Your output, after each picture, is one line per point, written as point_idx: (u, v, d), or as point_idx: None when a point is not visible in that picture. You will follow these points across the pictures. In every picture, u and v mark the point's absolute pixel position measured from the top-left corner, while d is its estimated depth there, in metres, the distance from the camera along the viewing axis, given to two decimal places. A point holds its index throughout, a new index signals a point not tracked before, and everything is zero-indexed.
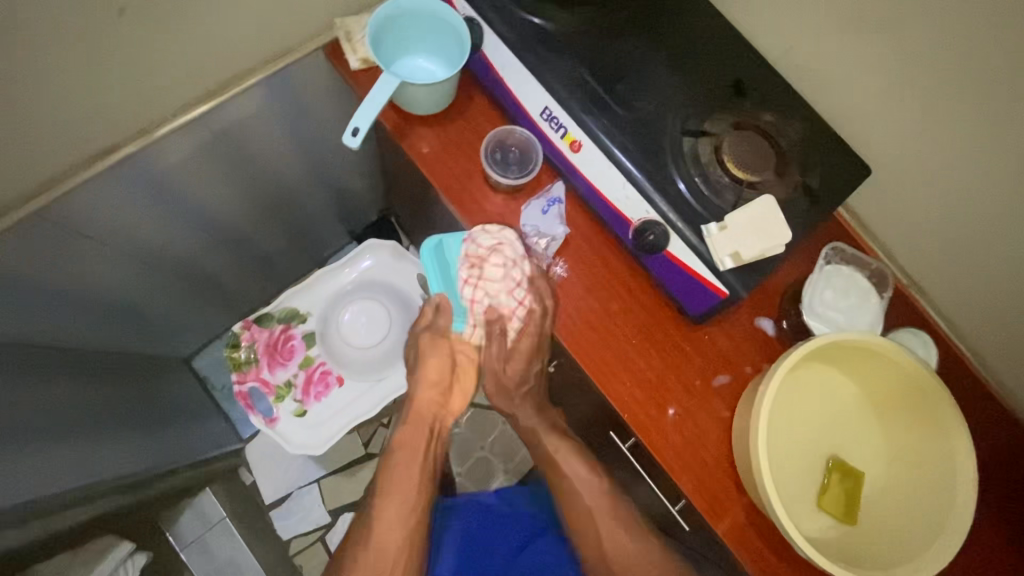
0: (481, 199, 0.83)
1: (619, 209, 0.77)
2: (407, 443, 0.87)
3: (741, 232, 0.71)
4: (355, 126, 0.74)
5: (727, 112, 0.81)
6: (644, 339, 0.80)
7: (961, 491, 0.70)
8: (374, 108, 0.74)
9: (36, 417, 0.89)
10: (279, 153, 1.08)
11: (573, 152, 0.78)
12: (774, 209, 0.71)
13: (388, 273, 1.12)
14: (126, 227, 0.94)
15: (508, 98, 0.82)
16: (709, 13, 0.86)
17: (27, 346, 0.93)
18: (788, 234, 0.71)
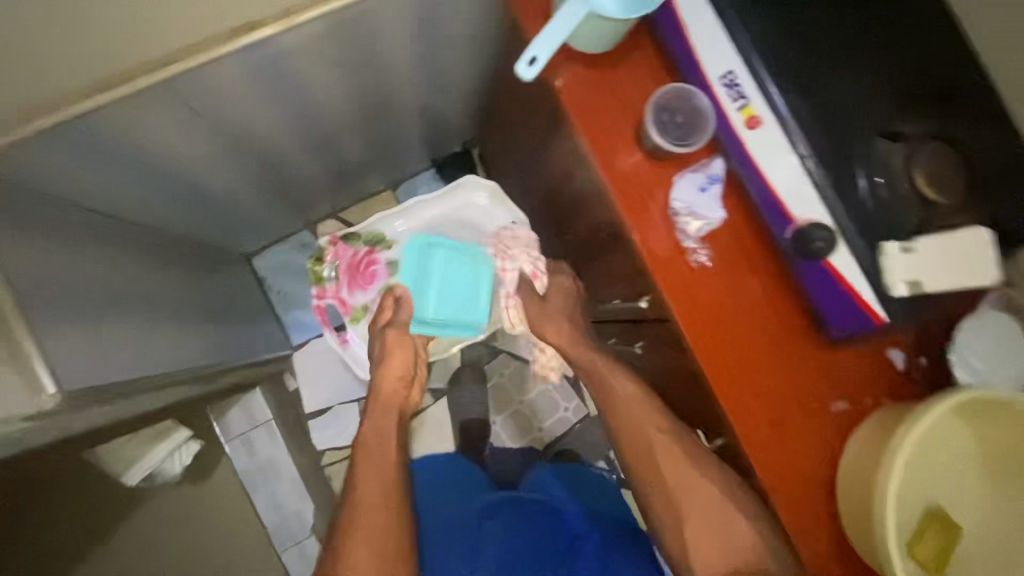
0: (629, 162, 0.74)
1: (784, 203, 0.69)
2: (377, 430, 0.89)
3: (930, 260, 0.65)
4: (533, 54, 0.65)
5: (934, 114, 0.68)
6: (771, 348, 0.75)
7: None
8: (561, 35, 0.64)
9: (133, 296, 0.85)
10: (398, 60, 0.98)
11: (747, 128, 0.69)
12: (986, 243, 0.64)
13: (482, 216, 1.09)
14: (235, 112, 0.86)
15: (684, 50, 0.72)
16: None
17: (117, 219, 0.87)
18: (994, 273, 0.64)
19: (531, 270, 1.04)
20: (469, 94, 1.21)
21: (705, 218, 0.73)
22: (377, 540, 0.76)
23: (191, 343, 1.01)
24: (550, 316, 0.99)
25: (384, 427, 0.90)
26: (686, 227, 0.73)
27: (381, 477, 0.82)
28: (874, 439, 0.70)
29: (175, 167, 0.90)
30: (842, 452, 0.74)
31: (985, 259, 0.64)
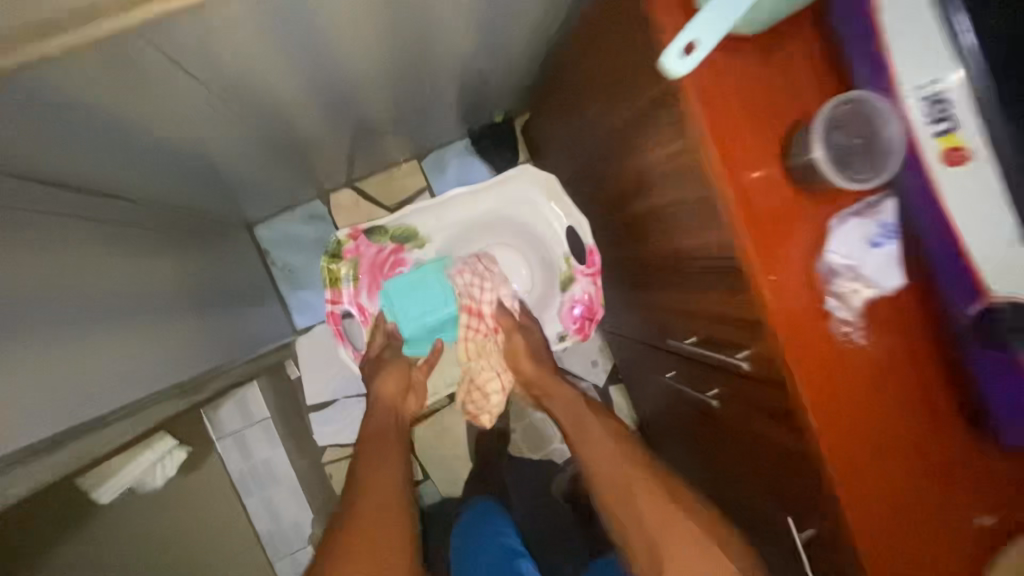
0: (769, 188, 0.55)
1: (978, 271, 0.51)
2: (378, 434, 0.86)
3: None
4: (691, 38, 0.48)
5: None
6: (920, 453, 0.57)
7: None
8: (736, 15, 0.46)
9: (104, 297, 0.68)
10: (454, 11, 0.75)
11: (946, 163, 0.50)
12: None
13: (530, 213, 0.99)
14: (238, 69, 0.65)
15: (866, 44, 0.51)
16: None
17: (89, 196, 0.68)
18: None
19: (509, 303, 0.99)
20: (528, 57, 0.98)
21: (875, 286, 0.55)
22: (389, 523, 0.70)
23: (181, 344, 0.84)
24: (530, 353, 0.95)
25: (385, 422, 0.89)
26: (843, 289, 0.55)
27: (388, 461, 0.80)
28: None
29: (160, 130, 0.70)
30: None
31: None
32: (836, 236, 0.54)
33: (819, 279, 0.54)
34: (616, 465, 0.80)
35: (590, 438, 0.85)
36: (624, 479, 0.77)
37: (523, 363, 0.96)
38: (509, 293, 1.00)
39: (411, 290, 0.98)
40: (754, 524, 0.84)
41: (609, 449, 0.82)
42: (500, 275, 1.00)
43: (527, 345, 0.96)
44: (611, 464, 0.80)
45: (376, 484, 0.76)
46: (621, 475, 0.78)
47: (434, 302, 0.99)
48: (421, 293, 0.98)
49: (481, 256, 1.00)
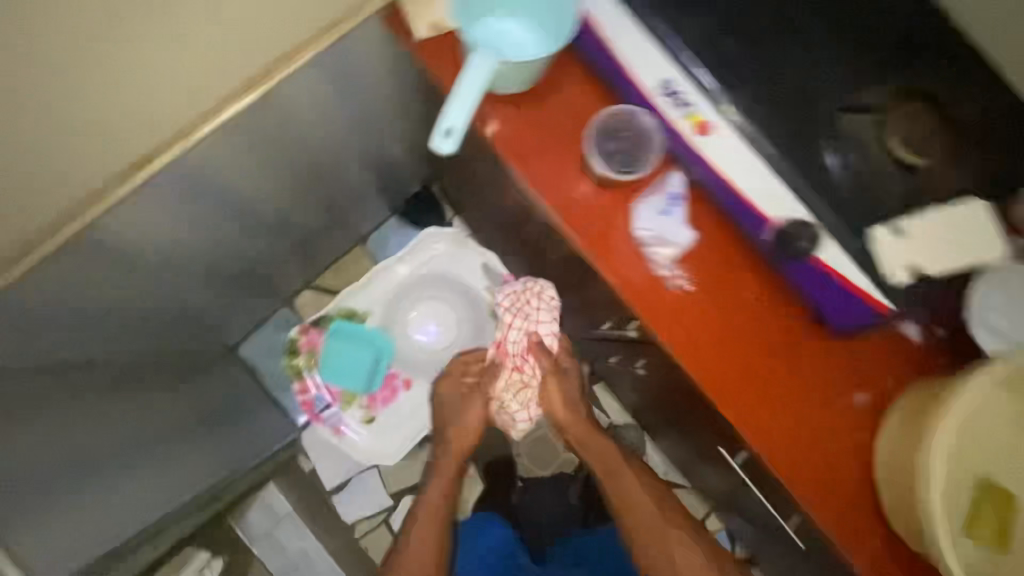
0: (577, 194, 0.68)
1: (756, 207, 0.64)
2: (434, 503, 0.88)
3: (923, 242, 0.61)
4: (449, 126, 0.56)
5: (894, 76, 0.64)
6: (778, 356, 0.69)
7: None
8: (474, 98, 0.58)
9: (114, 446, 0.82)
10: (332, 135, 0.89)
11: (698, 136, 0.64)
12: (981, 216, 0.62)
13: (446, 264, 1.02)
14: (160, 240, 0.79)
15: (611, 66, 0.66)
16: None
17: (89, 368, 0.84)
18: (994, 249, 0.62)
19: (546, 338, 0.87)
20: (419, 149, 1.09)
21: (670, 244, 0.67)
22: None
23: None
24: (558, 397, 0.88)
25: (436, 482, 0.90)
26: (656, 256, 0.67)
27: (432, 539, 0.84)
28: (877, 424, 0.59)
29: (122, 300, 0.84)
30: (874, 448, 0.69)
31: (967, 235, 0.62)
32: (641, 216, 0.67)
33: (637, 257, 0.67)
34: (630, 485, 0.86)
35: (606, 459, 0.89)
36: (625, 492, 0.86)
37: (556, 410, 0.89)
38: (548, 329, 0.88)
39: (336, 366, 0.97)
40: (712, 460, 0.97)
41: (625, 474, 0.87)
42: (544, 310, 0.88)
43: (562, 387, 0.89)
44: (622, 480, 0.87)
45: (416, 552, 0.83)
46: (628, 490, 0.86)
47: (362, 354, 0.98)
48: (346, 361, 0.97)
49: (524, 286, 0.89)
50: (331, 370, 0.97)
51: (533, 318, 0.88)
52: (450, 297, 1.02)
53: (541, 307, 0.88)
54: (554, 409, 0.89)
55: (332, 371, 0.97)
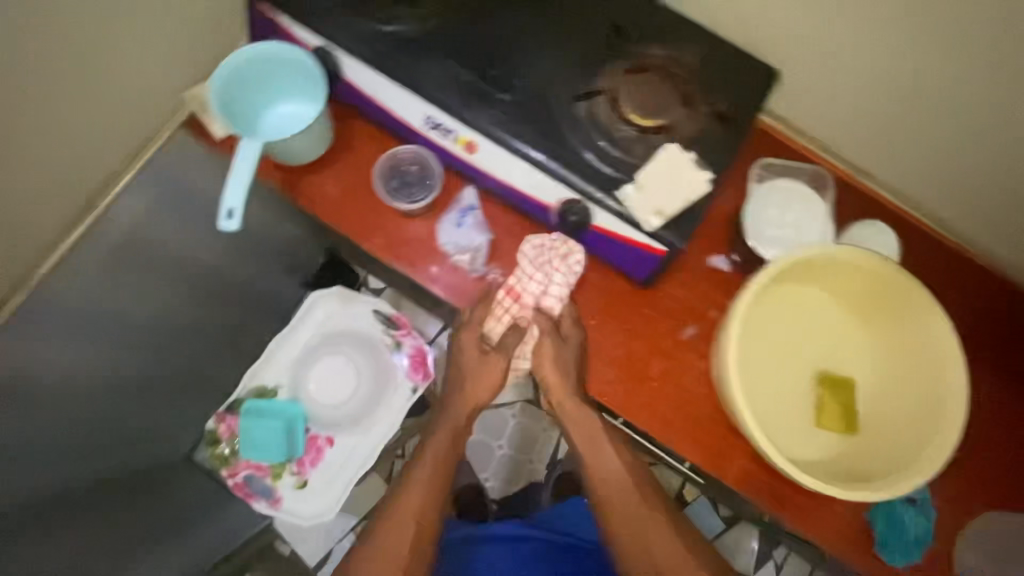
0: (391, 227, 0.78)
1: (535, 196, 0.75)
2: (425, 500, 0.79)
3: (656, 187, 0.69)
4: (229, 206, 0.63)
5: (618, 58, 0.75)
6: (605, 316, 0.78)
7: (952, 406, 0.67)
8: (247, 174, 0.65)
9: None
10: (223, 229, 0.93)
11: (470, 153, 0.75)
12: (680, 154, 0.70)
13: (341, 320, 1.09)
14: (73, 353, 0.81)
15: (387, 117, 0.77)
16: None
17: None
18: (702, 180, 0.70)
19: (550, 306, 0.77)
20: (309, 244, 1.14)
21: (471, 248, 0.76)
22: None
23: None
24: (554, 362, 0.77)
25: (436, 441, 0.83)
26: (462, 262, 0.78)
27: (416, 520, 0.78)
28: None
29: None
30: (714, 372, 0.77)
31: (720, 163, 0.72)
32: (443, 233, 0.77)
33: (451, 267, 0.77)
34: (621, 484, 0.79)
35: (599, 449, 0.80)
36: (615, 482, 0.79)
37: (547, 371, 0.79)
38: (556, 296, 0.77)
39: (254, 443, 1.02)
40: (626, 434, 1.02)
41: (618, 467, 0.80)
42: (562, 273, 0.76)
43: (559, 352, 0.77)
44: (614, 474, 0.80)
45: (414, 507, 0.79)
46: (618, 483, 0.79)
47: (275, 426, 1.03)
48: (264, 437, 1.02)
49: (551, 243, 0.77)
50: (251, 447, 1.02)
51: (541, 284, 0.77)
52: (348, 347, 1.08)
53: (558, 275, 0.77)
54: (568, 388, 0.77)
55: (252, 448, 1.02)
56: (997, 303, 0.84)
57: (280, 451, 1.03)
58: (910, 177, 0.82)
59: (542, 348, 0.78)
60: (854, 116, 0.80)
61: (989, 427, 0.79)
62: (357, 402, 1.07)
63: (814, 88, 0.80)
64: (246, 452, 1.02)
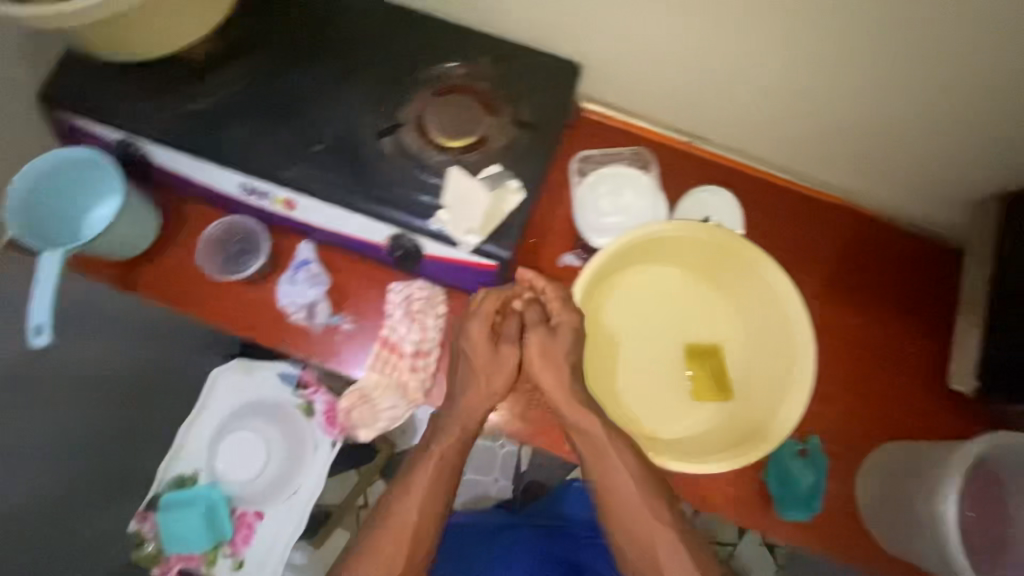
0: (233, 299, 0.77)
1: (365, 238, 0.74)
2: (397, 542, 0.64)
3: (459, 206, 0.69)
4: (36, 324, 0.63)
5: (417, 85, 0.76)
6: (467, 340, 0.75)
7: (802, 360, 0.69)
8: (50, 290, 0.64)
9: None
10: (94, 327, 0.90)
11: (292, 210, 0.75)
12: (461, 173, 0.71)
13: (247, 391, 1.07)
14: None
15: (208, 192, 0.77)
16: None
17: None
18: (499, 191, 0.71)
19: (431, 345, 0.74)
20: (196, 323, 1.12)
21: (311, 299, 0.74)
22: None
23: None
24: (545, 357, 0.68)
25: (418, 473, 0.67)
26: (302, 319, 0.75)
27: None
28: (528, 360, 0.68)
29: None
30: None
31: (535, 169, 0.74)
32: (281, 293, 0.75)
33: (293, 326, 0.75)
34: (640, 504, 0.64)
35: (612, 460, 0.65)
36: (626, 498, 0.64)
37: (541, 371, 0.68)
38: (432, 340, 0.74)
39: (180, 535, 0.99)
40: None
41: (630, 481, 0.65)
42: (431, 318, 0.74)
43: (550, 347, 0.68)
44: (629, 498, 0.64)
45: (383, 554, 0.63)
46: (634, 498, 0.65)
47: (198, 514, 1.00)
48: (188, 527, 1.00)
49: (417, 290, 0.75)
50: (178, 540, 0.99)
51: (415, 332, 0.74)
52: (259, 423, 1.06)
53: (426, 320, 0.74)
54: (568, 390, 0.67)
55: (179, 542, 0.99)
56: (852, 232, 0.85)
57: (207, 539, 1.00)
58: (736, 130, 0.84)
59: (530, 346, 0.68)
60: (665, 86, 0.82)
61: (863, 356, 0.81)
62: (275, 467, 1.05)
63: (621, 69, 0.81)
64: (173, 547, 0.99)
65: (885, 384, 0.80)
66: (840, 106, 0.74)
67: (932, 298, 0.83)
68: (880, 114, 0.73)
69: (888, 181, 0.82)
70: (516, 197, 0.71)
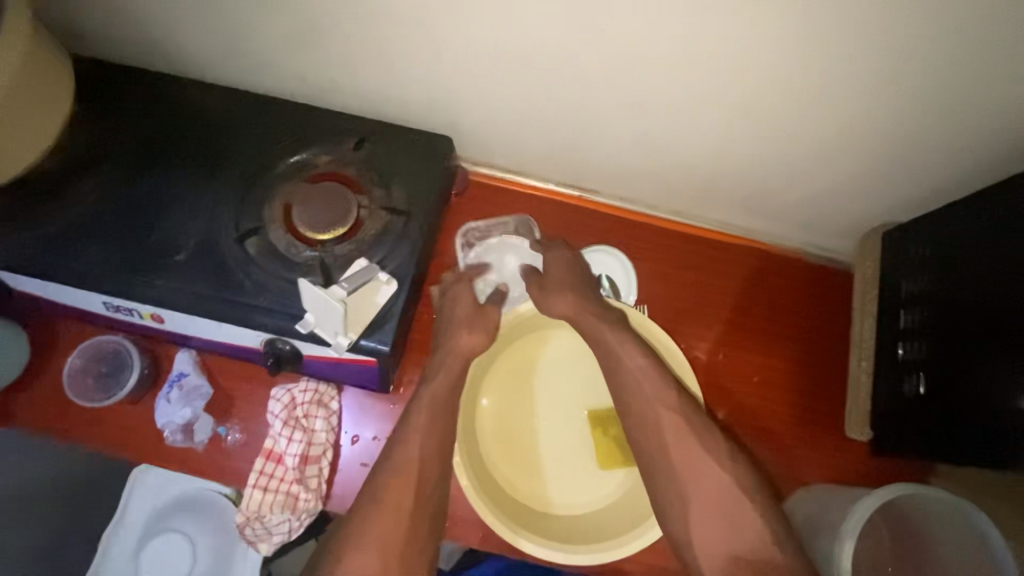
0: (113, 419, 0.74)
1: (241, 344, 0.71)
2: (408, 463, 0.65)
3: (321, 314, 0.64)
4: None
5: (283, 180, 0.74)
6: (365, 433, 0.75)
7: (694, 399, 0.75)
8: None
9: None
10: None
11: (162, 323, 0.71)
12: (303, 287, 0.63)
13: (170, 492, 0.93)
14: None
15: (74, 312, 0.73)
16: (193, 97, 0.78)
17: None
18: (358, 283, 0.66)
19: (322, 449, 0.72)
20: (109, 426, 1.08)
21: (187, 417, 0.72)
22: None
23: None
24: (552, 285, 0.75)
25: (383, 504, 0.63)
26: (181, 437, 0.73)
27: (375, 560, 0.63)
28: (420, 457, 0.66)
29: None
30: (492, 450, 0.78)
31: (409, 252, 0.71)
32: (157, 412, 0.73)
33: (175, 445, 0.72)
34: (644, 385, 0.69)
35: (616, 361, 0.71)
36: (633, 388, 0.69)
37: (552, 298, 0.75)
38: (325, 442, 0.72)
39: None
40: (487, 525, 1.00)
41: (642, 372, 0.69)
42: (321, 421, 0.72)
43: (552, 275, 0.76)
44: (638, 386, 0.69)
45: None
46: (646, 391, 0.69)
47: None
48: None
49: (304, 394, 0.73)
50: None
51: (301, 439, 0.71)
52: (181, 522, 0.91)
53: (313, 426, 0.72)
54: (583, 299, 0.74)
55: None
56: (750, 272, 0.85)
57: None
58: (622, 181, 0.83)
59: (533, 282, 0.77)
60: (538, 147, 0.80)
61: (770, 399, 0.80)
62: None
63: (496, 135, 0.80)
64: None
65: (793, 424, 0.79)
66: (713, 154, 0.73)
67: (836, 331, 0.83)
68: (754, 157, 0.72)
69: (774, 214, 0.81)
70: (390, 287, 0.68)
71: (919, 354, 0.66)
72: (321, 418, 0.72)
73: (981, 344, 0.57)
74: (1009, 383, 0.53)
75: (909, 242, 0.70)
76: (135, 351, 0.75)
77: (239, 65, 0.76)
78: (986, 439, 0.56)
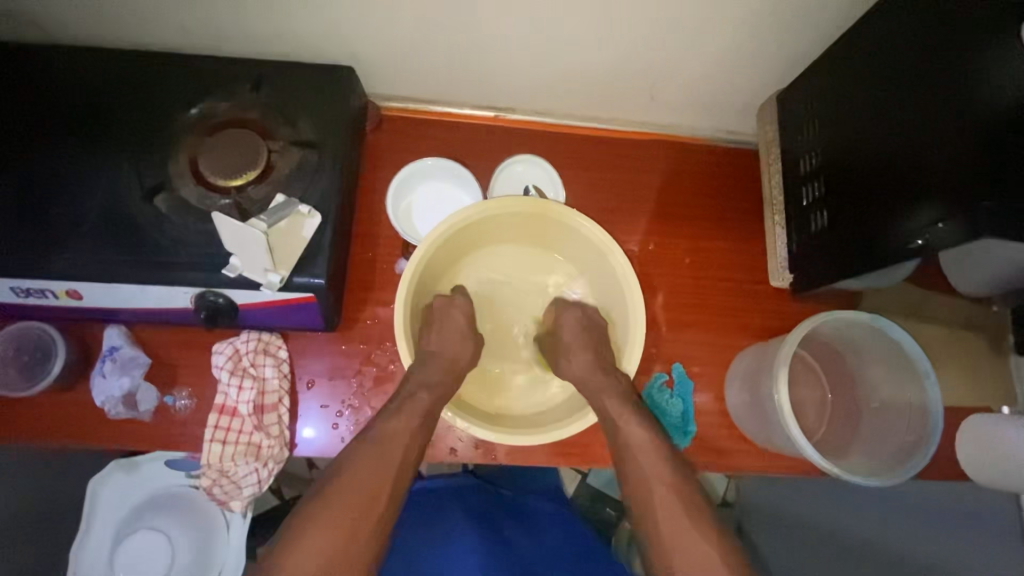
0: (48, 409, 0.71)
1: (169, 305, 0.69)
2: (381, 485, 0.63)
3: (243, 248, 0.64)
4: None
5: (182, 133, 0.71)
6: (320, 374, 0.75)
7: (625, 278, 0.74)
8: None
9: None
10: None
11: (79, 299, 0.68)
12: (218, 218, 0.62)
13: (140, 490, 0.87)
14: None
15: None
16: (67, 63, 0.73)
17: None
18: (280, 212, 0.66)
19: (275, 395, 0.71)
20: None
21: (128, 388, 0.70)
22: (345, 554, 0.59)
23: None
24: (580, 339, 0.75)
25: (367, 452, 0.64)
26: (125, 412, 0.70)
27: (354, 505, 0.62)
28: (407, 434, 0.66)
29: None
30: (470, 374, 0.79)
31: (327, 186, 0.70)
32: (94, 391, 0.70)
33: (120, 420, 0.70)
34: (651, 461, 0.67)
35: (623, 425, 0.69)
36: (638, 452, 0.67)
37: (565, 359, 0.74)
38: (277, 388, 0.72)
39: None
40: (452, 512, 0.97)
41: (646, 439, 0.68)
42: (270, 368, 0.72)
43: (575, 336, 0.75)
44: (642, 453, 0.67)
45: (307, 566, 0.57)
46: (647, 460, 0.67)
47: None
48: None
49: (251, 345, 0.72)
50: None
51: (252, 390, 0.70)
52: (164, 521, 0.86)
53: (263, 375, 0.71)
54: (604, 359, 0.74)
55: None
56: (667, 162, 0.89)
57: None
58: (532, 93, 0.84)
59: (568, 328, 0.76)
60: (443, 70, 0.80)
61: (703, 275, 0.85)
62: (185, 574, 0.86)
63: (397, 63, 0.79)
64: None
65: (727, 294, 0.84)
66: (611, 49, 0.75)
67: (752, 203, 0.88)
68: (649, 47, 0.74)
69: (681, 102, 0.85)
70: (313, 220, 0.68)
71: (821, 194, 0.71)
72: (268, 365, 0.72)
73: (885, 178, 0.60)
74: (904, 209, 0.56)
75: (799, 100, 0.75)
76: (58, 334, 0.71)
77: (112, 22, 0.72)
78: (871, 254, 0.62)
